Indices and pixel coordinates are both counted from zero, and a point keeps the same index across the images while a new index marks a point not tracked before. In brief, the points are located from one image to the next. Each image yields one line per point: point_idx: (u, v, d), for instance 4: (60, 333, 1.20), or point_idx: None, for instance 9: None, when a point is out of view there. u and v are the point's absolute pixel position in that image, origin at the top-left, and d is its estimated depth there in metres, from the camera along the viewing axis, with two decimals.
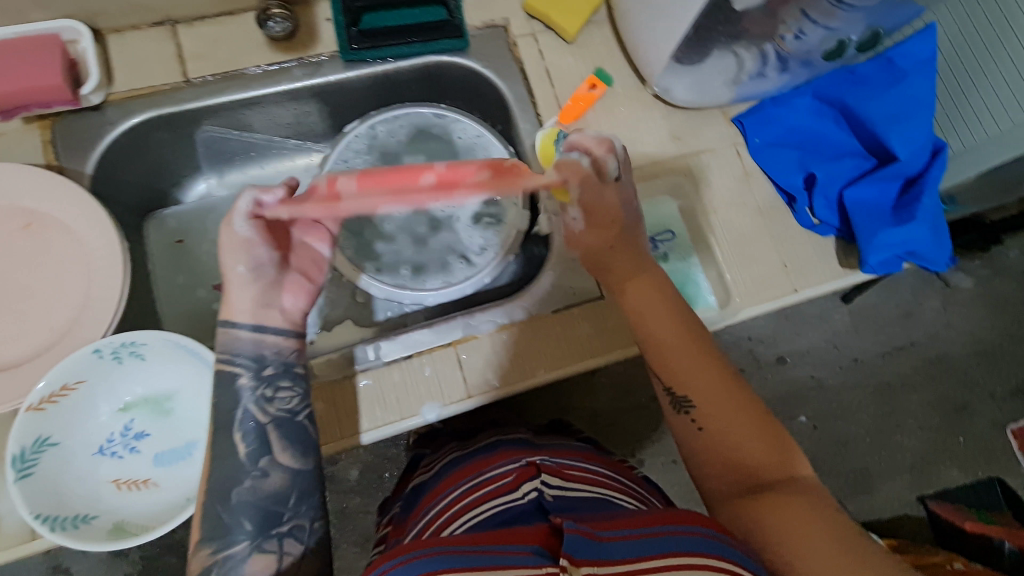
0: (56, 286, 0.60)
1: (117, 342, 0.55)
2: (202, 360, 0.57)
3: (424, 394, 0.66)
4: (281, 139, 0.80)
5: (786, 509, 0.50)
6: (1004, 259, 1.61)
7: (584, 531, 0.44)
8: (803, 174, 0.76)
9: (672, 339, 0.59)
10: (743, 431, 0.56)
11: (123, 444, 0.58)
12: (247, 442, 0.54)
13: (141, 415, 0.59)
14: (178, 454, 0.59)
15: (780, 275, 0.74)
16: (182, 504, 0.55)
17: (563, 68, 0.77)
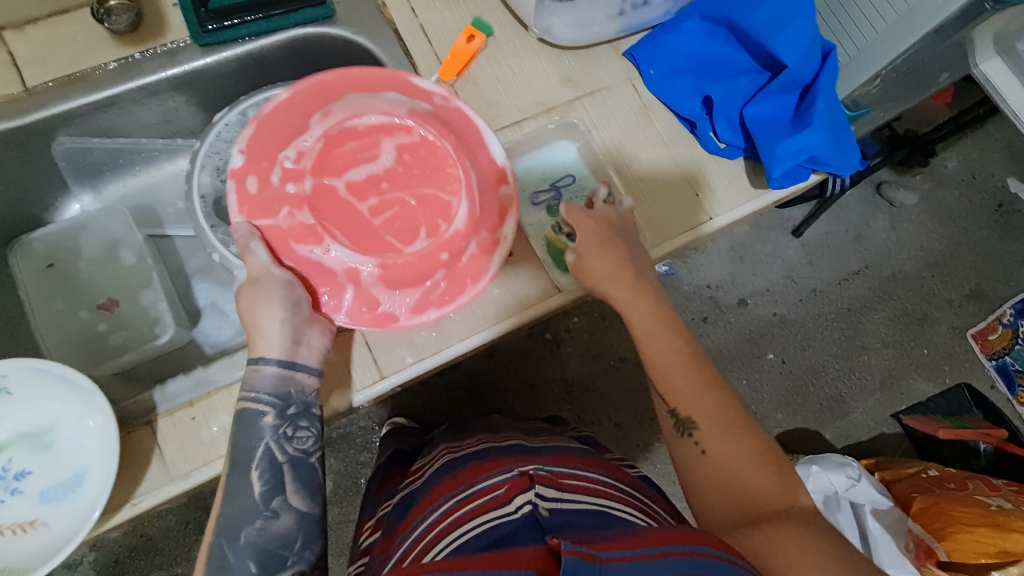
0: None
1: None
2: (71, 383, 0.53)
3: (334, 382, 0.63)
4: (149, 140, 0.73)
5: (795, 536, 0.49)
6: (942, 169, 1.63)
7: (583, 553, 0.40)
8: (700, 98, 0.73)
9: (670, 359, 0.60)
10: (751, 459, 0.56)
11: (3, 487, 0.54)
12: (262, 480, 0.54)
13: (21, 453, 0.55)
14: (65, 488, 0.53)
15: (691, 205, 0.72)
16: (68, 539, 0.50)
17: (439, 23, 0.73)
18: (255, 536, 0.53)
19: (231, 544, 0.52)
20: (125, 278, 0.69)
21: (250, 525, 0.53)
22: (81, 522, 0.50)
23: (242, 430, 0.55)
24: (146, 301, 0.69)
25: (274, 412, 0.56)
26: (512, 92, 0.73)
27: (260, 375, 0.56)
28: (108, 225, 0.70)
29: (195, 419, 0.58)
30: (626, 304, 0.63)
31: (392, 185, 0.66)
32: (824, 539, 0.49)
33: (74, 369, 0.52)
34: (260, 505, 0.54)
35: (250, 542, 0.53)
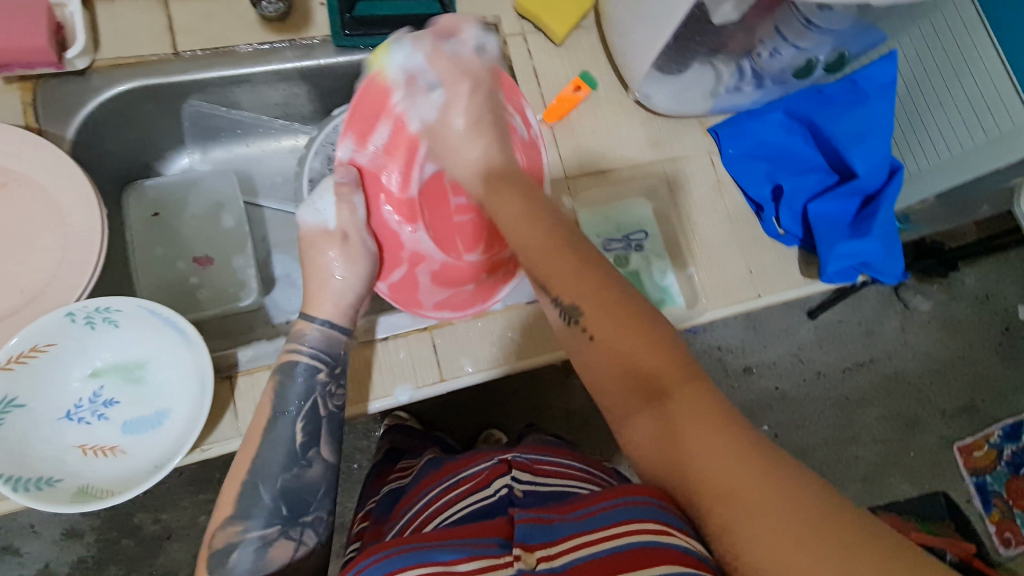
0: (30, 249, 0.60)
1: (90, 308, 0.55)
2: (177, 330, 0.57)
3: (398, 376, 0.68)
4: (269, 118, 0.80)
5: (693, 426, 0.44)
6: (960, 284, 1.70)
7: (535, 518, 0.46)
8: (770, 185, 0.80)
9: (536, 242, 0.57)
10: (625, 321, 0.50)
11: (91, 411, 0.58)
12: (306, 430, 0.59)
13: (111, 383, 0.59)
14: (147, 423, 0.58)
15: (745, 280, 0.78)
16: (148, 471, 0.55)
17: (550, 69, 0.80)
18: (289, 482, 0.57)
19: (266, 483, 0.57)
20: (221, 238, 0.74)
21: (288, 471, 0.57)
22: (167, 456, 0.55)
23: (287, 380, 0.60)
24: (237, 264, 0.74)
25: (325, 364, 0.62)
26: (604, 144, 0.80)
27: (310, 331, 0.62)
28: (215, 186, 0.76)
29: None
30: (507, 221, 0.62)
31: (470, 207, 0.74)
32: (723, 429, 0.44)
33: (187, 320, 0.57)
34: (298, 453, 0.58)
35: (284, 486, 0.57)
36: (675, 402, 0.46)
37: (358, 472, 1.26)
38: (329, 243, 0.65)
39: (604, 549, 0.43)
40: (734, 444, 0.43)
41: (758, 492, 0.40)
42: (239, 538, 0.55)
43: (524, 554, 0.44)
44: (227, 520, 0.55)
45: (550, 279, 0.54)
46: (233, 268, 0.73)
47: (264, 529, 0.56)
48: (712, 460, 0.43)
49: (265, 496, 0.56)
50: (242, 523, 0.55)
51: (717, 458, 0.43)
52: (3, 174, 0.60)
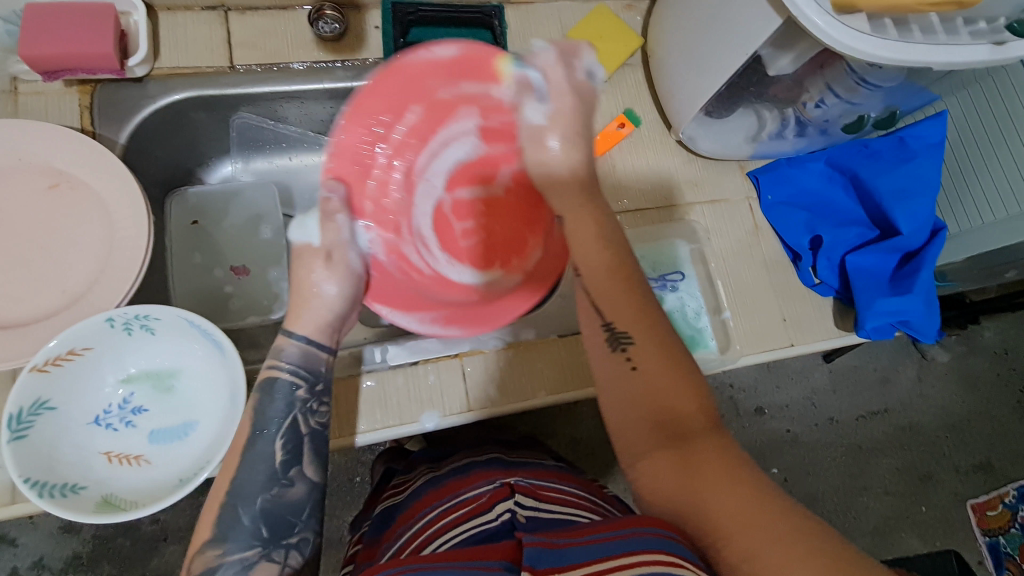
0: (75, 250, 0.60)
1: (129, 315, 0.55)
2: (213, 341, 0.57)
3: (425, 402, 0.67)
4: (314, 135, 0.81)
5: (718, 470, 0.43)
6: (979, 337, 1.68)
7: (542, 542, 0.42)
8: (809, 235, 0.79)
9: (601, 275, 0.52)
10: (668, 359, 0.47)
11: (120, 417, 0.58)
12: (285, 449, 0.52)
13: (142, 390, 0.59)
14: (174, 433, 0.58)
15: (779, 329, 0.78)
16: (173, 485, 0.54)
17: (594, 104, 0.81)
18: (268, 504, 0.51)
19: (246, 506, 0.50)
20: (259, 248, 0.74)
21: (267, 491, 0.51)
22: (194, 469, 0.54)
23: (264, 400, 0.53)
24: (272, 276, 0.74)
25: (306, 380, 0.54)
26: (642, 181, 0.80)
27: (287, 347, 0.54)
28: (255, 196, 0.76)
29: None
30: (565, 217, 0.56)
31: (484, 212, 0.71)
32: (735, 469, 0.43)
33: (224, 333, 0.56)
34: (277, 473, 0.52)
35: (263, 509, 0.50)
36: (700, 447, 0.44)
37: (360, 487, 1.24)
38: (314, 264, 0.56)
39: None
40: (749, 487, 0.42)
41: (764, 535, 0.39)
42: (220, 562, 0.48)
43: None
44: (206, 544, 0.48)
45: (603, 301, 0.50)
46: (265, 279, 0.73)
47: (242, 552, 0.49)
48: (724, 499, 0.41)
49: (244, 520, 0.49)
50: (220, 547, 0.48)
51: (723, 495, 0.42)
52: (56, 175, 0.60)
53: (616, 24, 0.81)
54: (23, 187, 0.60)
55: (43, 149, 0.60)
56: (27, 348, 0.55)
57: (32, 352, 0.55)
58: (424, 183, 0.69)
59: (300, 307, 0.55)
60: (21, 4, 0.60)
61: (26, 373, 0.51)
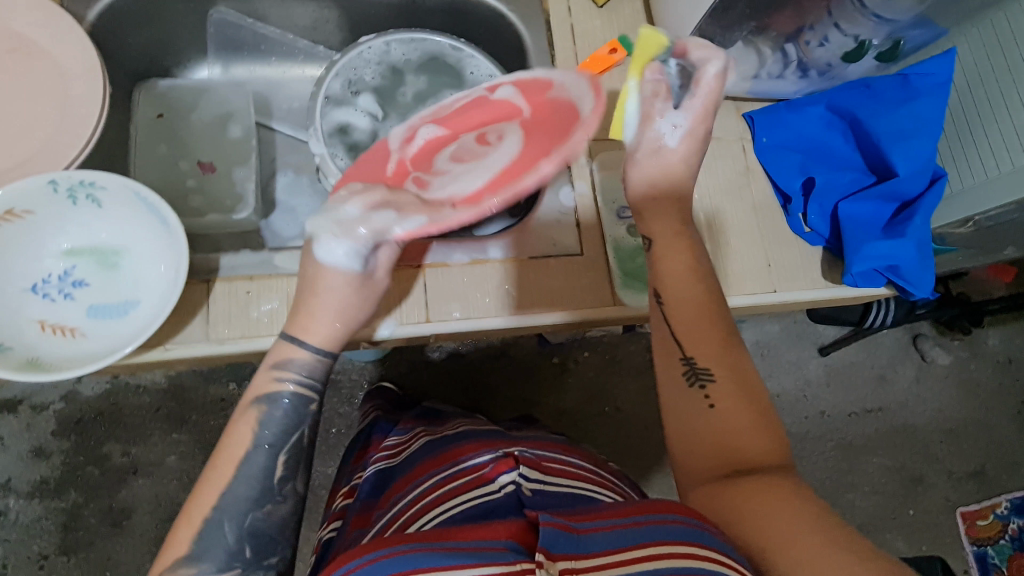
0: (25, 116, 0.57)
1: (73, 180, 0.53)
2: (160, 217, 0.55)
3: (382, 309, 0.65)
4: (294, 39, 0.77)
5: (781, 498, 0.46)
6: (983, 343, 1.63)
7: (560, 524, 0.44)
8: (802, 178, 0.76)
9: (689, 301, 0.57)
10: (739, 396, 0.53)
11: (58, 289, 0.56)
12: (286, 464, 0.55)
13: (84, 264, 0.57)
14: (113, 311, 0.56)
15: (762, 273, 0.74)
16: (105, 356, 0.52)
17: (588, 29, 0.77)
18: (255, 521, 0.53)
19: (232, 518, 0.52)
20: (230, 149, 0.72)
21: (259, 506, 0.53)
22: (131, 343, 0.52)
23: (270, 411, 0.55)
24: (238, 177, 0.71)
25: (313, 391, 0.57)
26: None
27: (297, 356, 0.56)
28: (227, 97, 0.74)
29: (249, 294, 0.60)
30: (660, 246, 0.61)
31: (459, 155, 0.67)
32: (805, 497, 0.46)
33: (171, 209, 0.54)
34: (273, 488, 0.54)
35: (249, 526, 0.53)
36: (764, 483, 0.47)
37: (333, 438, 1.22)
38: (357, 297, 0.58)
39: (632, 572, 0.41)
40: (817, 514, 0.45)
41: (841, 551, 0.41)
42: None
43: (547, 561, 0.41)
44: (180, 561, 0.50)
45: (686, 328, 0.56)
46: (232, 180, 0.71)
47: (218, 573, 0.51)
48: (798, 524, 0.44)
49: (229, 535, 0.52)
50: (195, 567, 0.50)
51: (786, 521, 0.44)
52: (15, 38, 0.58)
53: None
54: None
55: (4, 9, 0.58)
56: None
57: None
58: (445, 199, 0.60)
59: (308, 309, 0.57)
60: None
61: None
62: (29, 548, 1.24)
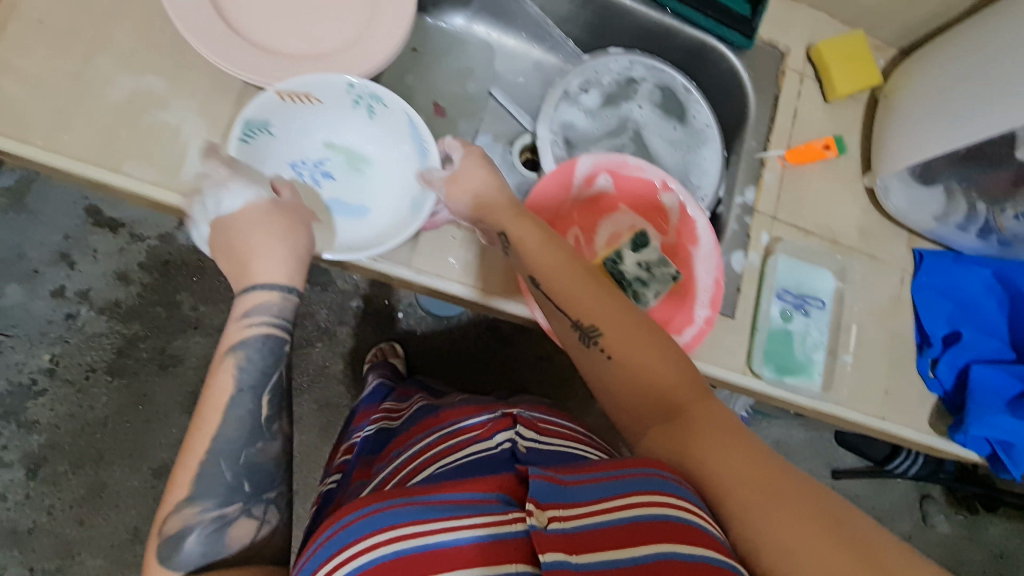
0: (335, 13, 0.63)
1: (366, 90, 0.60)
2: (419, 148, 0.62)
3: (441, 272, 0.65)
4: (552, 26, 0.81)
5: (709, 430, 0.48)
6: (983, 528, 1.64)
7: (549, 477, 0.43)
8: (949, 328, 0.79)
9: (563, 267, 0.55)
10: (637, 343, 0.52)
11: (310, 171, 0.63)
12: (270, 404, 0.52)
13: (336, 159, 0.65)
14: (348, 210, 0.64)
15: (878, 398, 0.78)
16: (339, 247, 0.60)
17: (809, 118, 0.81)
18: (251, 458, 0.50)
19: (229, 458, 0.49)
20: (461, 100, 0.78)
21: (253, 444, 0.50)
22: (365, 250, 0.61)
23: (250, 353, 0.52)
24: (460, 129, 0.77)
25: (287, 335, 0.54)
26: (819, 207, 0.80)
27: (263, 297, 0.53)
28: (474, 61, 0.82)
29: (454, 240, 0.66)
30: (523, 239, 0.57)
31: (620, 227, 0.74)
32: (724, 422, 0.49)
33: (436, 149, 0.62)
34: (262, 427, 0.51)
35: (246, 463, 0.50)
36: (687, 421, 0.48)
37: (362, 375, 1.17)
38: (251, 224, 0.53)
39: (619, 519, 0.41)
40: (744, 436, 0.48)
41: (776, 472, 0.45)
42: (198, 519, 0.47)
43: (536, 511, 0.41)
44: (182, 502, 0.47)
45: (570, 293, 0.54)
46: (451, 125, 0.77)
47: (220, 508, 0.48)
48: (731, 453, 0.46)
49: (226, 474, 0.49)
50: (197, 505, 0.47)
51: (725, 464, 0.46)
52: None
53: (864, 55, 0.81)
54: None
55: None
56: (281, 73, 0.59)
57: (274, 76, 0.58)
58: None
59: (243, 259, 0.53)
60: None
61: (269, 90, 0.56)
62: (81, 356, 1.21)
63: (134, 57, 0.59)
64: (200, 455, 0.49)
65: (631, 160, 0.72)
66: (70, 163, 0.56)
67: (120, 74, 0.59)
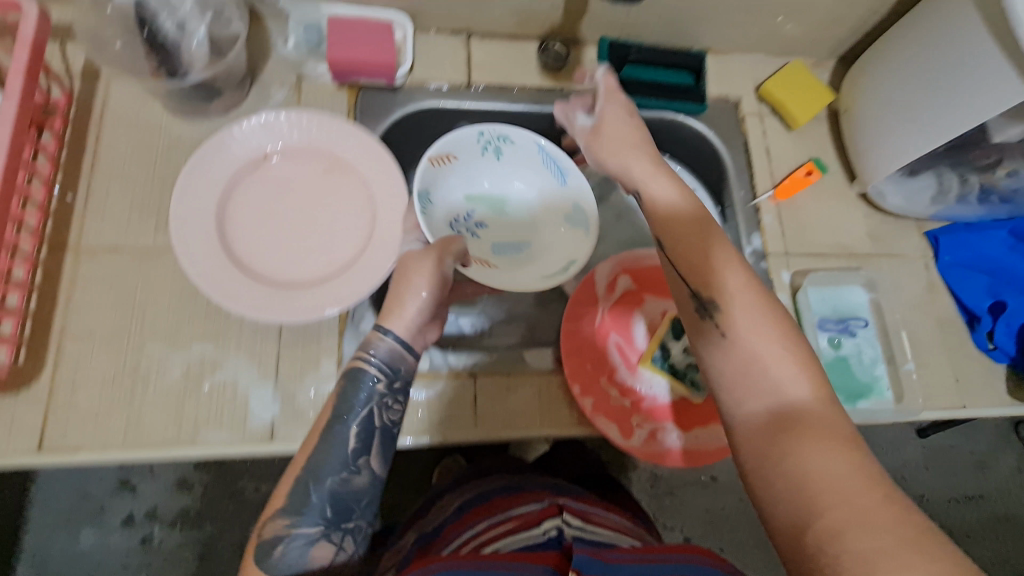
0: (340, 229, 0.68)
1: (494, 135, 0.74)
2: (550, 168, 0.75)
3: (498, 423, 0.68)
4: None
5: (826, 452, 0.40)
6: None
7: (592, 554, 0.46)
8: (991, 299, 0.80)
9: (688, 238, 0.53)
10: (770, 337, 0.46)
11: (467, 226, 0.75)
12: (359, 438, 0.51)
13: (481, 208, 0.77)
14: (511, 246, 0.76)
15: (952, 388, 0.78)
16: (539, 279, 0.71)
17: (782, 150, 0.85)
18: (337, 486, 0.50)
19: (318, 483, 0.50)
20: None
21: (337, 475, 0.50)
22: (552, 273, 0.72)
23: (348, 387, 0.52)
24: None
25: (387, 379, 0.54)
26: (823, 228, 0.82)
27: (382, 343, 0.54)
28: None
29: (508, 388, 0.69)
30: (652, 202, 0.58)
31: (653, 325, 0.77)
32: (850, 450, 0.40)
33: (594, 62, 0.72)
34: (348, 459, 0.51)
35: (332, 490, 0.50)
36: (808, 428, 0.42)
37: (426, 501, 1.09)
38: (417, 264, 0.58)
39: None
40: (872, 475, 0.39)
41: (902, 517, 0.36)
42: (282, 534, 0.48)
43: None
44: (278, 511, 0.49)
45: (698, 266, 0.52)
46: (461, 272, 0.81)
47: (309, 533, 0.49)
48: (845, 481, 0.38)
49: (312, 498, 0.49)
50: (291, 520, 0.49)
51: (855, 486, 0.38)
52: (334, 162, 0.70)
53: (810, 80, 0.85)
54: (307, 171, 0.70)
55: (327, 137, 0.69)
56: (315, 303, 0.63)
57: (312, 308, 0.63)
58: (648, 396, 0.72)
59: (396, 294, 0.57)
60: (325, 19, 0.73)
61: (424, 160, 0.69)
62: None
63: (178, 332, 0.64)
64: (285, 483, 0.50)
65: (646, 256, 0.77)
66: (148, 454, 0.60)
67: (170, 354, 0.63)
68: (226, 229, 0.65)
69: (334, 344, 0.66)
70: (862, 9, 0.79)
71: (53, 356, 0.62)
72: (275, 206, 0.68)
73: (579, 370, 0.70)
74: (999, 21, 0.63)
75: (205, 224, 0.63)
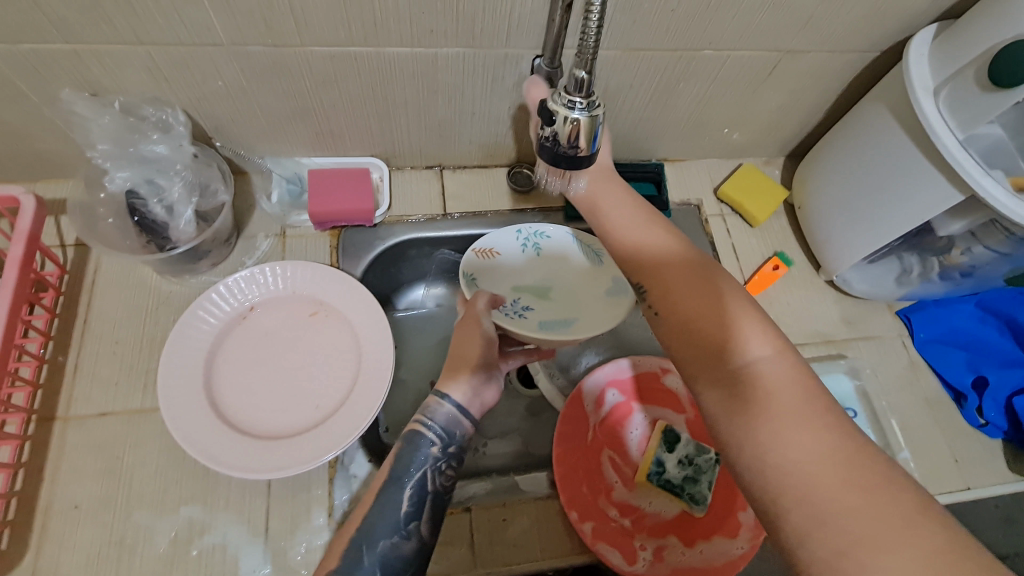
0: (326, 371, 0.70)
1: (531, 232, 0.81)
2: (588, 255, 0.80)
3: (495, 560, 0.66)
4: None
5: (797, 423, 0.43)
6: None
7: None
8: (973, 375, 0.81)
9: (628, 238, 0.60)
10: (724, 315, 0.50)
11: (514, 310, 0.76)
12: (411, 502, 0.55)
13: (526, 296, 0.79)
14: (559, 324, 0.75)
15: (953, 469, 0.78)
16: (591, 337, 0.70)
17: (747, 247, 0.89)
18: (387, 551, 0.53)
19: (370, 546, 0.52)
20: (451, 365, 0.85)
21: (388, 537, 0.53)
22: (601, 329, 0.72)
23: (405, 449, 0.57)
24: None
25: (439, 444, 0.57)
26: (798, 317, 0.85)
27: (441, 409, 0.58)
28: (444, 324, 0.89)
29: (504, 520, 0.68)
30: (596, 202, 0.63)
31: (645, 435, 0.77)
32: (822, 416, 0.44)
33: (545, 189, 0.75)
34: (400, 523, 0.54)
35: (382, 555, 0.52)
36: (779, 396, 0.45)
37: None
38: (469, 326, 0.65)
39: None
40: (844, 443, 0.42)
41: (866, 487, 0.40)
42: None
43: None
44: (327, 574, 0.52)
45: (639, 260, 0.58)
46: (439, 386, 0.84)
47: None
48: (818, 450, 0.42)
49: (365, 562, 0.52)
50: None
51: (821, 456, 0.42)
52: (317, 304, 0.72)
53: (762, 179, 0.91)
54: (293, 315, 0.72)
55: (311, 283, 0.73)
56: (301, 456, 0.62)
57: (297, 461, 0.61)
58: (648, 514, 0.71)
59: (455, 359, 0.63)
60: (306, 171, 0.79)
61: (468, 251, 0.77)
62: None
63: (167, 497, 0.63)
64: (337, 555, 0.53)
65: (628, 369, 0.79)
66: None
67: (157, 521, 0.62)
68: (214, 385, 0.66)
69: (324, 493, 0.65)
70: (798, 116, 0.87)
71: (37, 537, 0.60)
72: (264, 354, 0.70)
73: (575, 491, 0.69)
74: (916, 130, 0.69)
75: (192, 383, 0.64)
